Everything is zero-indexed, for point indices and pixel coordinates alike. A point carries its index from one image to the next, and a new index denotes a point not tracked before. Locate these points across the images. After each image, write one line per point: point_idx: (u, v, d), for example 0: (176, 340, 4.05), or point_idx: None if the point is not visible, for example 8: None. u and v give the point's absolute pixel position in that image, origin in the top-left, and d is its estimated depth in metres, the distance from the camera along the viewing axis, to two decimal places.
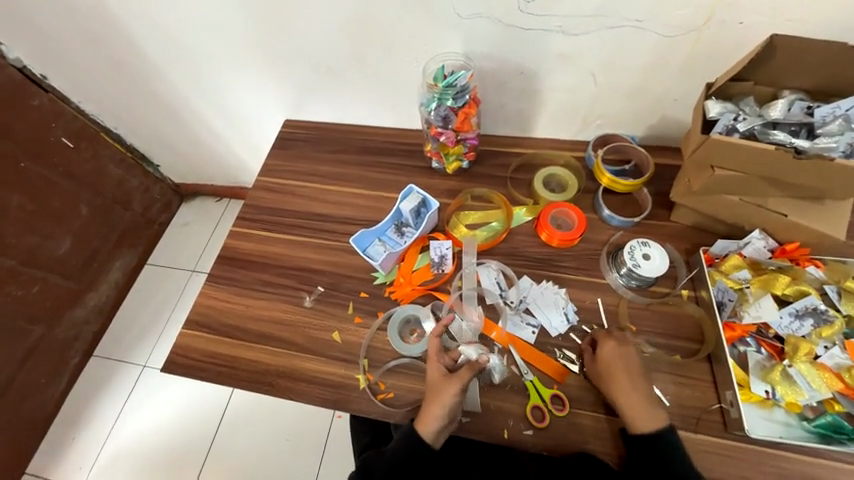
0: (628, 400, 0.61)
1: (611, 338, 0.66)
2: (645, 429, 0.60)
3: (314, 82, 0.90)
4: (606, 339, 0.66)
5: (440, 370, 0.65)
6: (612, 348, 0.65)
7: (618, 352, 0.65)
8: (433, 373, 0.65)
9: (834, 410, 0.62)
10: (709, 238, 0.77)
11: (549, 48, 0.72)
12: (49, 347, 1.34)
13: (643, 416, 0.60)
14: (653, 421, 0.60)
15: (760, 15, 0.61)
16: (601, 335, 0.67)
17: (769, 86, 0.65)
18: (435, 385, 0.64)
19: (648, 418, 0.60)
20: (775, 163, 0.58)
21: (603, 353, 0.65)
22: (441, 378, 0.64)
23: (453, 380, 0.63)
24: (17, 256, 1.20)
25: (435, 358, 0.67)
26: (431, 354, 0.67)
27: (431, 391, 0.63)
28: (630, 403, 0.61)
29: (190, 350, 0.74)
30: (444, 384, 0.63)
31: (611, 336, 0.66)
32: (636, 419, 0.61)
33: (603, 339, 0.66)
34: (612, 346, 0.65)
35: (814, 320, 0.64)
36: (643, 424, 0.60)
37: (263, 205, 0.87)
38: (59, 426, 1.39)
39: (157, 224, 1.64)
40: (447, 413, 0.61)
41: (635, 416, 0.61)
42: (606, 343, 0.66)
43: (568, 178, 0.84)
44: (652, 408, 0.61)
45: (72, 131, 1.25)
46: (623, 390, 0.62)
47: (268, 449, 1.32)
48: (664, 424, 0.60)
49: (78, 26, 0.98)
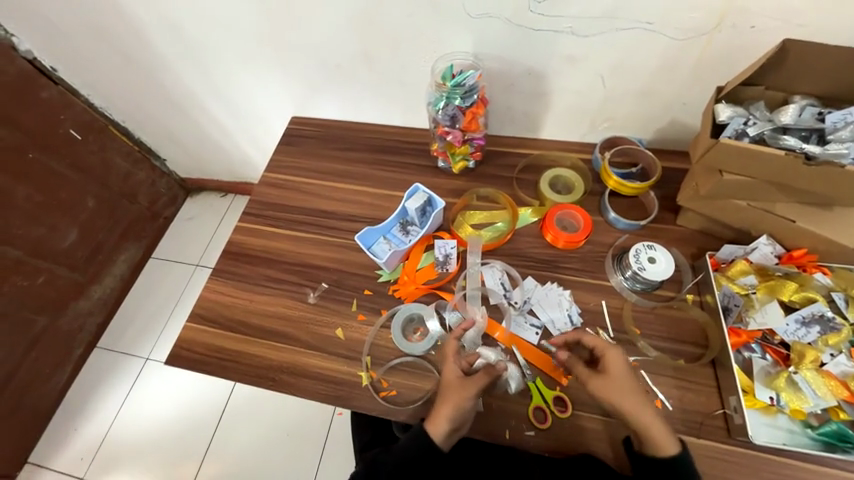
0: (648, 420, 0.58)
1: (615, 350, 0.62)
2: (668, 452, 0.57)
3: (322, 79, 0.90)
4: (611, 354, 0.61)
5: (456, 372, 0.65)
6: (620, 362, 0.61)
7: (627, 366, 0.61)
8: (449, 374, 0.64)
9: (839, 418, 0.61)
10: (716, 242, 0.76)
11: (557, 49, 0.72)
12: (53, 337, 1.35)
13: (664, 435, 0.57)
14: (673, 440, 0.58)
15: (772, 19, 0.61)
16: (602, 347, 0.62)
17: (780, 91, 0.65)
18: (449, 387, 0.63)
19: (670, 437, 0.58)
20: (785, 168, 0.58)
21: (611, 369, 0.61)
22: (456, 380, 0.63)
23: (467, 386, 0.62)
24: (25, 246, 1.22)
25: (452, 359, 0.66)
26: (450, 354, 0.66)
27: (446, 391, 0.63)
28: (652, 421, 0.58)
29: (194, 344, 0.75)
30: (458, 388, 0.62)
31: (616, 347, 0.62)
32: (659, 439, 0.57)
33: (608, 351, 0.61)
34: (620, 360, 0.61)
35: (820, 328, 0.64)
36: (668, 444, 0.57)
37: (270, 201, 0.88)
38: (62, 416, 1.41)
39: (162, 218, 1.66)
40: (456, 418, 0.61)
41: (657, 437, 0.57)
42: (611, 358, 0.61)
43: (574, 180, 0.84)
44: (665, 427, 0.58)
45: (80, 124, 1.27)
46: (638, 409, 0.58)
47: (268, 446, 1.32)
48: (679, 447, 0.58)
49: (89, 19, 0.99)
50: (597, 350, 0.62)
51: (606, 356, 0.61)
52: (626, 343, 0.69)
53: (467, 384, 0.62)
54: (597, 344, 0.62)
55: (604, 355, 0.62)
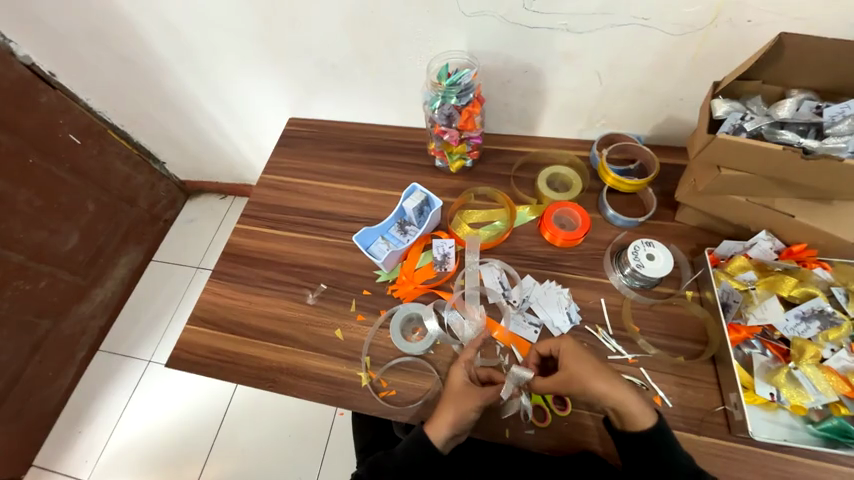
0: (620, 394, 0.58)
1: (570, 342, 0.63)
2: (646, 425, 0.58)
3: (317, 80, 0.91)
4: (569, 345, 0.62)
5: (462, 377, 0.64)
6: (577, 349, 0.62)
7: (584, 351, 0.62)
8: (455, 379, 0.64)
9: (840, 414, 0.60)
10: (715, 239, 0.76)
11: (554, 46, 0.71)
12: (56, 341, 1.36)
13: (640, 408, 0.58)
14: (649, 412, 0.58)
15: (768, 13, 0.60)
16: (555, 343, 0.63)
17: (777, 85, 0.64)
18: (454, 390, 0.63)
19: (647, 410, 0.58)
20: (783, 162, 0.57)
21: (569, 356, 0.61)
22: (462, 385, 0.63)
23: (473, 393, 0.62)
24: (26, 251, 1.22)
25: (461, 363, 0.65)
26: (460, 359, 0.66)
27: (448, 396, 0.63)
28: (626, 395, 0.58)
29: (194, 347, 0.75)
30: (464, 394, 0.62)
31: (568, 338, 0.63)
32: (635, 411, 0.58)
33: (562, 345, 0.62)
34: (576, 347, 0.62)
35: (820, 323, 0.63)
36: (644, 417, 0.58)
37: (267, 202, 0.88)
38: (65, 419, 1.42)
39: (162, 220, 1.67)
40: (458, 424, 0.62)
41: (634, 408, 0.58)
42: (569, 349, 0.62)
43: (572, 177, 0.84)
44: (643, 404, 0.59)
45: (79, 128, 1.27)
46: (607, 384, 0.59)
47: (269, 447, 1.33)
48: (656, 418, 0.58)
49: (86, 24, 0.99)
50: (553, 348, 0.64)
51: (563, 348, 0.62)
52: (626, 340, 0.69)
53: (473, 391, 0.63)
54: (551, 343, 0.64)
55: (562, 347, 0.62)
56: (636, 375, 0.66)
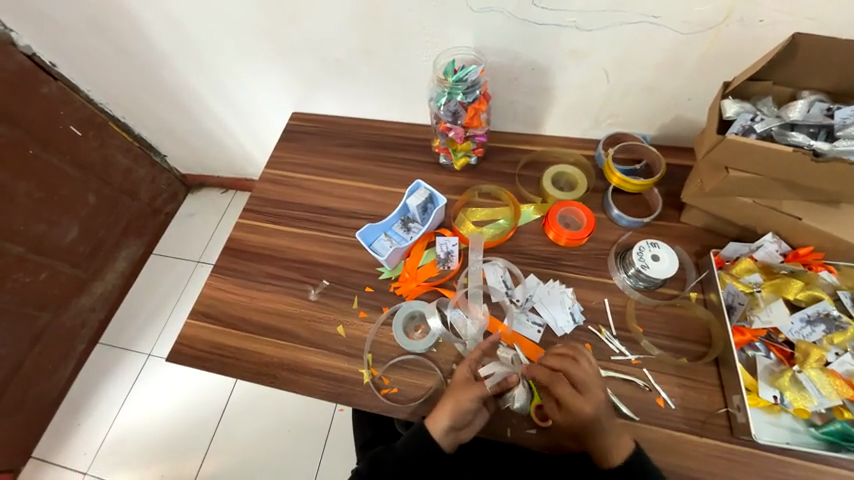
0: (606, 446, 0.59)
1: (586, 398, 0.59)
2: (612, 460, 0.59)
3: (321, 75, 0.90)
4: (582, 404, 0.58)
5: (466, 374, 0.65)
6: (586, 409, 0.58)
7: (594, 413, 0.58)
8: (460, 375, 0.65)
9: (843, 417, 0.60)
10: (720, 240, 0.76)
11: (562, 43, 0.70)
12: (56, 333, 1.36)
13: (615, 453, 0.59)
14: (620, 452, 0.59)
15: (781, 13, 0.60)
16: (571, 400, 0.59)
17: (788, 86, 0.64)
18: (456, 386, 0.64)
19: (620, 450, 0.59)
20: (792, 165, 0.57)
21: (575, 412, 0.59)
22: (464, 382, 0.64)
23: (474, 389, 0.62)
24: (26, 243, 1.21)
25: (466, 363, 0.66)
26: (467, 358, 0.66)
27: (451, 391, 0.63)
28: (607, 447, 0.59)
29: (195, 342, 0.75)
30: (465, 388, 0.63)
31: (589, 396, 0.59)
32: (610, 456, 0.59)
33: (579, 401, 0.58)
34: (589, 408, 0.58)
35: (826, 326, 0.63)
36: (611, 457, 0.59)
37: (269, 197, 0.87)
38: (64, 412, 1.42)
39: (163, 213, 1.66)
40: (457, 418, 0.62)
41: (608, 454, 0.59)
42: (580, 408, 0.58)
43: (577, 177, 0.83)
44: (619, 447, 0.59)
45: (80, 120, 1.26)
46: (597, 438, 0.59)
47: (268, 442, 1.33)
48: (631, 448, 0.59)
49: (87, 14, 0.98)
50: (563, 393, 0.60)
51: (573, 401, 0.59)
52: (629, 341, 0.69)
53: (474, 386, 0.62)
54: (565, 391, 0.59)
55: (574, 402, 0.59)
56: (638, 376, 0.66)
